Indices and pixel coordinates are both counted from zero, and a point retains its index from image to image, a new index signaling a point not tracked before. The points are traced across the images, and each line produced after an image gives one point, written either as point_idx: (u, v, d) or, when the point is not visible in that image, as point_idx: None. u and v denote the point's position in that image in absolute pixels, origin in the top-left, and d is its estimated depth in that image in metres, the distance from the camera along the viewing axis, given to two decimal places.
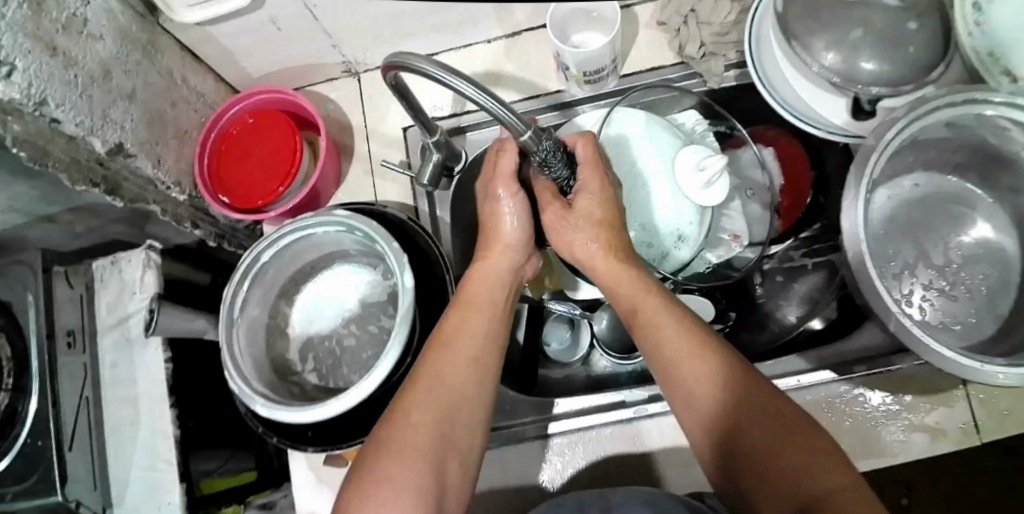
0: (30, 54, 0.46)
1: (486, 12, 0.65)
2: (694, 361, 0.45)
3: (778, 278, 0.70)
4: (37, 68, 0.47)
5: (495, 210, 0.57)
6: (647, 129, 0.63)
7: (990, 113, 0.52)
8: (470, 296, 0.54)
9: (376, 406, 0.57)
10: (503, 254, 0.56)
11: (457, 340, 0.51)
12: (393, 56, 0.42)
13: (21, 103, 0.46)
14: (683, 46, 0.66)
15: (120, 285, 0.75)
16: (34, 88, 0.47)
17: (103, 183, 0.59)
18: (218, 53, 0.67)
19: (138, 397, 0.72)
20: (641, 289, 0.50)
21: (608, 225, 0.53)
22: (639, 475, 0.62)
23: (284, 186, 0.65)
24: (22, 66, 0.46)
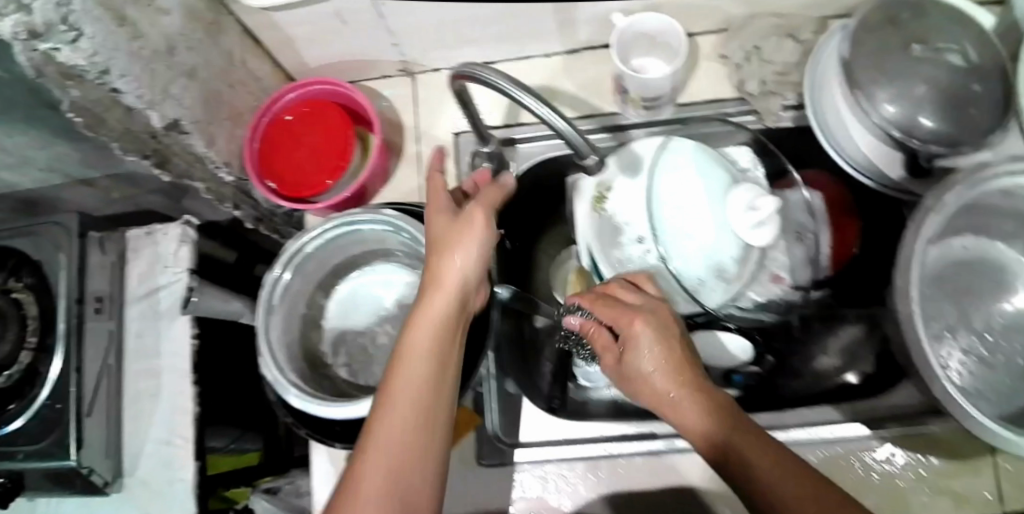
0: (100, 22, 0.47)
1: (551, 26, 0.65)
2: (729, 457, 0.42)
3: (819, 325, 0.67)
4: (104, 37, 0.48)
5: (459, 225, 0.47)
6: (696, 157, 0.61)
7: None
8: (429, 306, 0.47)
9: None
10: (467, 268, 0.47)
11: (410, 364, 0.45)
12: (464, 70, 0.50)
13: (86, 70, 0.48)
14: (743, 82, 0.66)
15: (152, 256, 0.74)
16: (100, 57, 0.48)
17: (153, 156, 0.61)
18: (278, 40, 0.67)
19: (161, 369, 0.72)
20: (688, 406, 0.44)
21: (665, 335, 0.46)
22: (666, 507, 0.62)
23: (332, 180, 0.65)
24: (89, 33, 0.46)
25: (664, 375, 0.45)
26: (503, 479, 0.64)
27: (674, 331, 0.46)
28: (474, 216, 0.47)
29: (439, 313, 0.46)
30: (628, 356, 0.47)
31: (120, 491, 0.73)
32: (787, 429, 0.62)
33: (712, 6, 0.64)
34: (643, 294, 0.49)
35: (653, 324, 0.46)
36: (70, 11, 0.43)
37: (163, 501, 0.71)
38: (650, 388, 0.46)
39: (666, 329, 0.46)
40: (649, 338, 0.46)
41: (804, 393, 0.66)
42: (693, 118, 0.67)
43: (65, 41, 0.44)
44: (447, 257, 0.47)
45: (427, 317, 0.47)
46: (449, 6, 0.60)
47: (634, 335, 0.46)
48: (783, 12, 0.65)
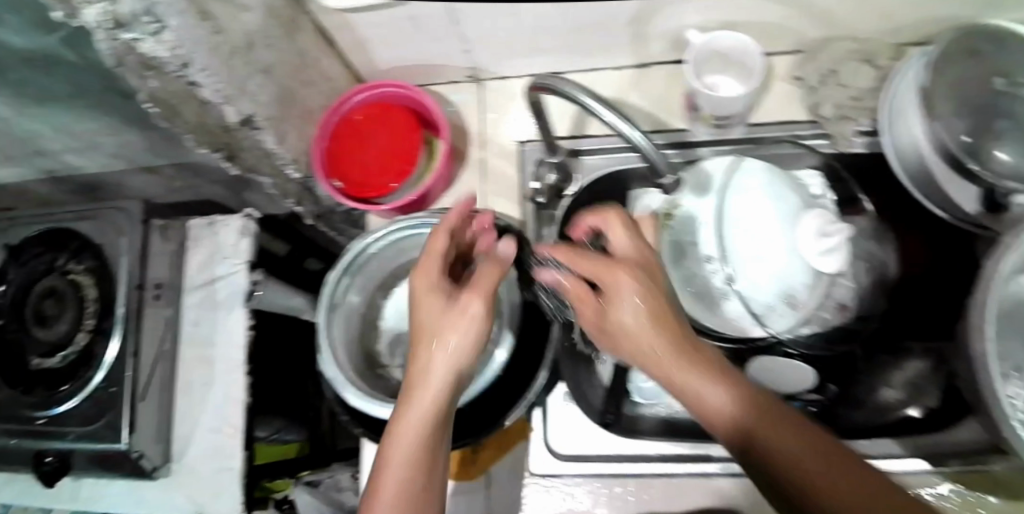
0: (182, 14, 0.47)
1: (625, 40, 0.65)
2: (738, 424, 0.41)
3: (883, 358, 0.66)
4: (187, 29, 0.48)
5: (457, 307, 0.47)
6: (770, 180, 0.60)
7: None
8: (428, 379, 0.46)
9: (486, 406, 0.60)
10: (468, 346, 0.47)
11: (408, 438, 0.45)
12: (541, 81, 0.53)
13: (167, 62, 0.48)
14: (819, 105, 0.67)
15: (211, 247, 0.75)
16: (182, 49, 0.48)
17: (223, 149, 0.61)
18: (351, 41, 0.68)
19: (214, 358, 0.73)
20: (684, 368, 0.42)
21: (652, 287, 0.43)
22: None
23: (396, 183, 0.67)
24: (173, 25, 0.47)
25: (648, 331, 0.43)
26: (559, 490, 0.68)
27: (656, 280, 0.44)
28: (471, 305, 0.46)
29: (437, 389, 0.46)
30: (612, 308, 0.44)
31: (167, 475, 0.74)
32: None
33: (789, 28, 0.63)
34: (620, 242, 0.46)
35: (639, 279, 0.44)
36: (154, 3, 0.44)
37: (213, 489, 0.72)
38: (653, 355, 0.43)
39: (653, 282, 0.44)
40: (636, 291, 0.43)
41: (865, 423, 0.67)
42: (767, 139, 0.66)
43: (147, 33, 0.45)
44: (443, 344, 0.46)
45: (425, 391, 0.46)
46: (526, 16, 0.60)
47: (618, 287, 0.43)
48: (860, 38, 0.65)
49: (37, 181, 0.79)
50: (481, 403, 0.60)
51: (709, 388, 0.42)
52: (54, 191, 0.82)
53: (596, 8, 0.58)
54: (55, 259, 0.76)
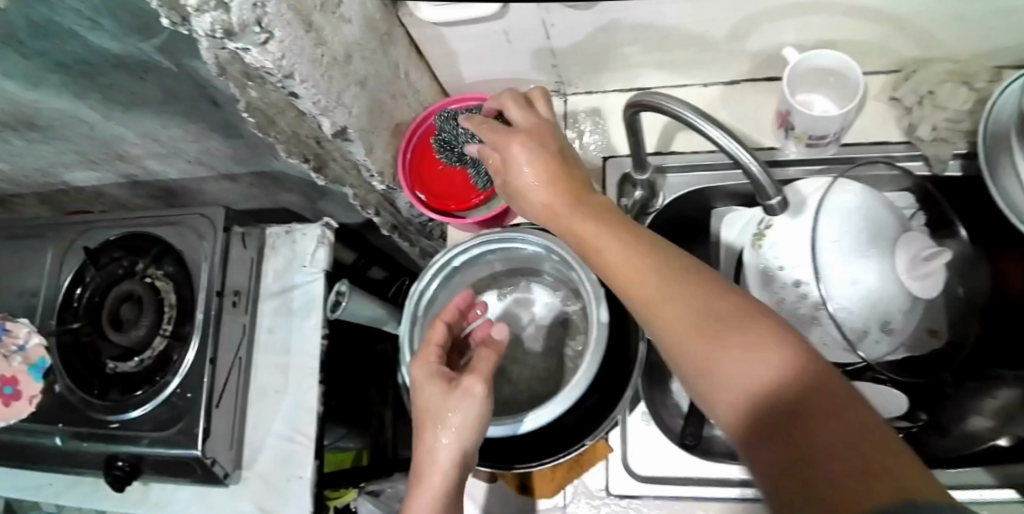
0: (290, 26, 0.48)
1: (718, 56, 0.65)
2: (658, 295, 0.38)
3: (970, 385, 0.64)
4: (294, 41, 0.49)
5: (459, 386, 0.50)
6: (866, 203, 0.60)
7: None
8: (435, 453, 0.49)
9: (570, 428, 0.59)
10: (473, 424, 0.49)
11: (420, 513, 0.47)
12: (646, 96, 0.52)
13: (271, 72, 0.49)
14: (914, 126, 0.65)
15: (289, 255, 0.74)
16: (286, 61, 0.49)
17: (313, 159, 0.65)
18: (441, 53, 0.69)
19: (289, 366, 0.72)
20: (587, 222, 0.44)
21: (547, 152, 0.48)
22: None
23: (479, 199, 0.67)
24: (279, 36, 0.47)
25: (542, 189, 0.47)
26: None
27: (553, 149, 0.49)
28: (473, 386, 0.50)
29: (445, 464, 0.48)
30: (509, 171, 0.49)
31: (238, 484, 0.72)
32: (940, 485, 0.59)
33: (886, 48, 0.63)
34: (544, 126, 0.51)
35: (536, 153, 0.48)
36: (264, 14, 0.44)
37: (282, 499, 0.70)
38: (555, 216, 0.46)
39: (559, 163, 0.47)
40: (527, 150, 0.48)
41: (955, 453, 0.62)
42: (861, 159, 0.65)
43: (255, 43, 0.46)
44: (447, 421, 0.49)
45: (433, 467, 0.49)
46: (620, 31, 0.60)
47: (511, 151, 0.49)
48: (959, 58, 0.64)
49: (114, 184, 0.80)
50: (572, 420, 0.59)
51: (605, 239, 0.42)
52: (132, 194, 0.83)
53: (691, 25, 0.59)
54: (135, 263, 0.78)
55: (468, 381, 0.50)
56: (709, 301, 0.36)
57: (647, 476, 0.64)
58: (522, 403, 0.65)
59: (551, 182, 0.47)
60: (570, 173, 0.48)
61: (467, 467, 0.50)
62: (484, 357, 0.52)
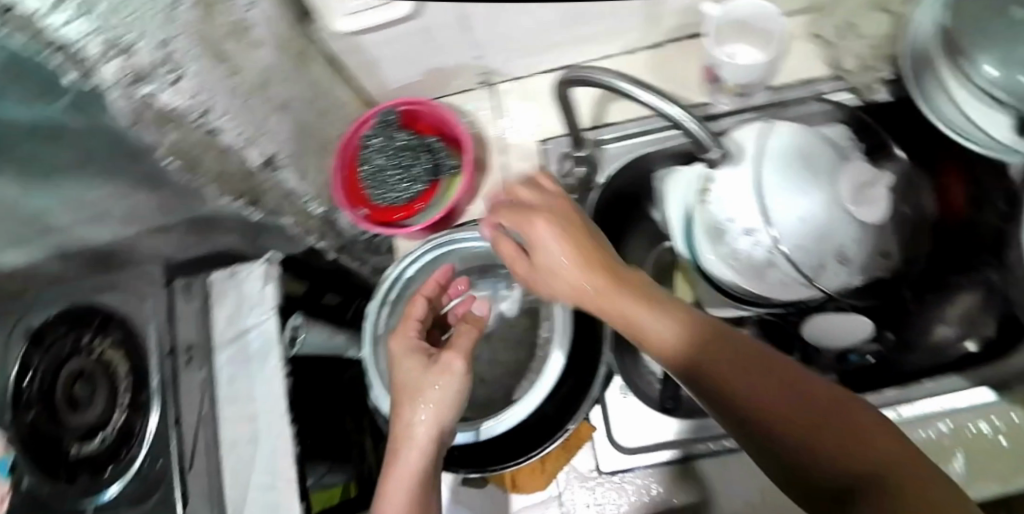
0: (199, 60, 0.47)
1: (637, 24, 0.65)
2: (722, 375, 0.38)
3: (931, 297, 0.66)
4: (205, 76, 0.48)
5: (441, 358, 0.52)
6: (803, 140, 0.59)
7: None
8: (408, 423, 0.50)
9: (551, 416, 0.59)
10: (452, 395, 0.51)
11: (391, 485, 0.49)
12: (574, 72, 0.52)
13: (189, 111, 0.47)
14: (838, 59, 0.66)
15: (238, 298, 0.66)
16: (201, 96, 0.48)
17: (246, 194, 0.59)
18: (360, 65, 0.68)
19: (257, 414, 0.63)
20: (632, 303, 0.42)
21: (579, 233, 0.46)
22: None
23: (423, 204, 0.67)
24: (191, 73, 0.46)
25: (580, 273, 0.45)
26: (634, 486, 0.62)
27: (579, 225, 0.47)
28: (452, 362, 0.52)
29: (421, 435, 0.50)
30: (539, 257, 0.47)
31: None
32: (913, 400, 0.60)
33: None
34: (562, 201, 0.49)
35: (565, 234, 0.46)
36: (172, 51, 0.44)
37: None
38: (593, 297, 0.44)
39: (592, 242, 0.45)
40: (556, 234, 0.46)
41: (925, 367, 0.65)
42: (791, 101, 0.67)
43: (166, 85, 0.44)
44: (425, 391, 0.51)
45: (407, 436, 0.50)
46: (535, 12, 0.60)
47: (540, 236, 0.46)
48: None
49: None
50: (548, 407, 0.58)
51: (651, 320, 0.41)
52: None
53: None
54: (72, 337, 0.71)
55: (449, 356, 0.52)
56: (774, 378, 0.38)
57: (632, 447, 0.62)
58: (499, 401, 0.64)
59: (584, 258, 0.45)
60: (602, 247, 0.46)
61: (444, 439, 0.52)
62: (463, 336, 0.53)
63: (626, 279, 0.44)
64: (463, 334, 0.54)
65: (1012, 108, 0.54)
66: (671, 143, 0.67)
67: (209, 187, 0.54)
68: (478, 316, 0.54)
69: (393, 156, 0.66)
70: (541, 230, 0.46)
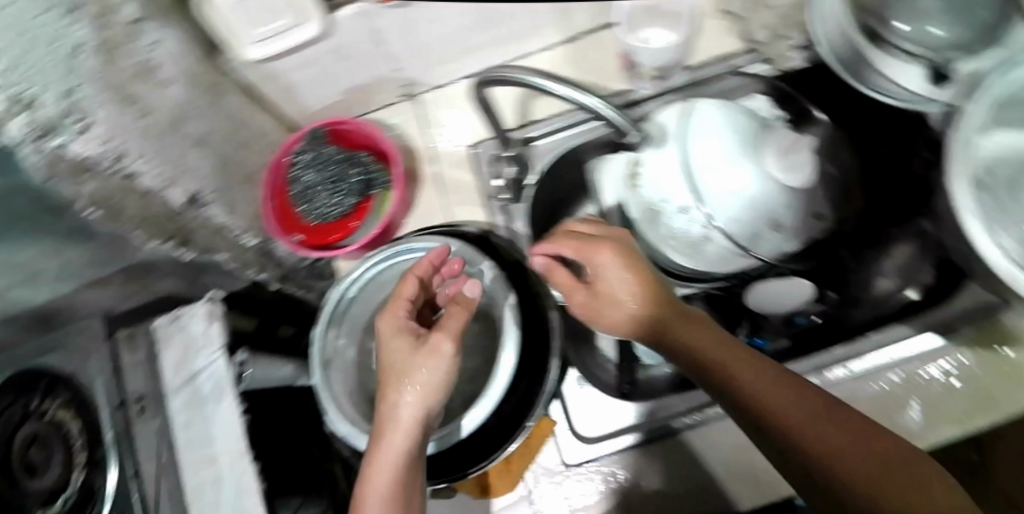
0: (108, 106, 0.45)
1: (551, 21, 0.65)
2: (783, 412, 0.44)
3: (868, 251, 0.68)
4: (118, 121, 0.46)
5: (429, 339, 0.51)
6: (725, 113, 0.58)
7: None
8: (391, 405, 0.50)
9: (507, 416, 0.58)
10: (440, 376, 0.50)
11: (375, 466, 0.48)
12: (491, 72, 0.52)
13: (101, 160, 0.45)
14: (751, 32, 0.67)
15: (183, 342, 0.58)
16: (113, 141, 0.45)
17: (176, 236, 0.58)
18: (278, 91, 0.67)
19: (217, 458, 0.54)
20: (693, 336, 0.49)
21: (646, 279, 0.52)
22: None
23: (357, 223, 0.69)
24: (100, 118, 0.44)
25: (644, 308, 0.51)
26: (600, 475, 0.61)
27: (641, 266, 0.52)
28: (440, 345, 0.50)
29: (406, 417, 0.49)
30: (601, 287, 0.53)
31: None
32: (863, 355, 0.61)
33: None
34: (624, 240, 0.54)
35: (627, 268, 0.52)
36: (79, 98, 0.42)
37: None
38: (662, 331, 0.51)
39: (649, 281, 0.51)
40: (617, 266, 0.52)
41: (870, 318, 0.66)
42: (710, 78, 0.67)
43: (74, 135, 0.41)
44: (412, 373, 0.50)
45: (391, 418, 0.49)
46: (445, 19, 0.60)
47: (602, 266, 0.52)
48: None
49: None
50: (505, 407, 0.58)
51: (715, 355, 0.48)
52: None
53: None
54: None
55: (437, 338, 0.51)
56: (831, 420, 0.44)
57: (595, 438, 0.62)
58: (457, 410, 0.63)
59: (645, 294, 0.51)
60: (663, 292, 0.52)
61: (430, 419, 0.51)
62: (454, 316, 0.52)
63: (684, 321, 0.50)
64: (454, 313, 0.53)
65: (926, 59, 0.57)
66: (593, 134, 0.66)
67: (134, 232, 0.53)
68: (470, 295, 0.53)
69: (325, 170, 0.69)
70: (603, 263, 0.52)
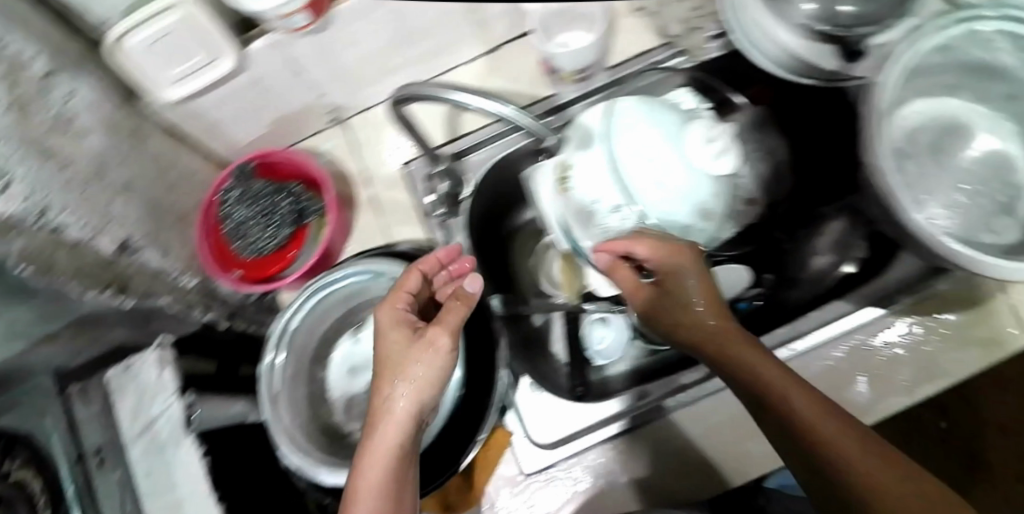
0: (26, 162, 0.45)
1: (470, 35, 0.68)
2: (842, 442, 0.42)
3: (801, 231, 0.70)
4: (36, 176, 0.46)
5: (428, 333, 0.49)
6: (641, 107, 0.56)
7: (987, 28, 0.54)
8: (383, 398, 0.48)
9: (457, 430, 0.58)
10: (435, 368, 0.48)
11: (367, 457, 0.46)
12: (406, 90, 0.52)
13: (25, 216, 0.44)
14: (666, 27, 0.68)
15: (136, 393, 0.56)
16: (36, 196, 0.45)
17: (111, 285, 0.54)
18: (203, 128, 0.68)
19: (182, 503, 0.54)
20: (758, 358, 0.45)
21: (714, 295, 0.48)
22: (739, 435, 0.61)
23: (296, 251, 0.73)
24: (20, 175, 0.44)
25: (713, 319, 0.48)
26: (561, 479, 0.62)
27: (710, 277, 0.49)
28: (436, 339, 0.49)
29: (400, 408, 0.47)
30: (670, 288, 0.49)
31: None
32: (804, 335, 0.61)
33: None
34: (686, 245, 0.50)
35: (702, 278, 0.48)
36: None
37: None
38: (722, 348, 0.47)
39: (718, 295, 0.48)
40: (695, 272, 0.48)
41: (808, 297, 0.68)
42: (631, 76, 0.67)
43: None
44: (408, 364, 0.48)
45: (383, 410, 0.47)
46: (363, 42, 0.62)
47: (676, 270, 0.48)
48: None
49: None
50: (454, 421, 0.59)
51: (781, 378, 0.45)
52: None
53: (426, 11, 0.61)
54: None
55: (437, 331, 0.49)
56: (889, 464, 0.41)
57: (552, 442, 0.62)
58: None
59: (712, 305, 0.48)
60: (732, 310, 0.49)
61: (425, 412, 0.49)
62: (453, 311, 0.50)
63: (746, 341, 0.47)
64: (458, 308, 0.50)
65: (835, 37, 0.58)
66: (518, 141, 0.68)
67: (73, 285, 0.48)
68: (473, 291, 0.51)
69: (257, 204, 0.72)
70: (678, 270, 0.48)
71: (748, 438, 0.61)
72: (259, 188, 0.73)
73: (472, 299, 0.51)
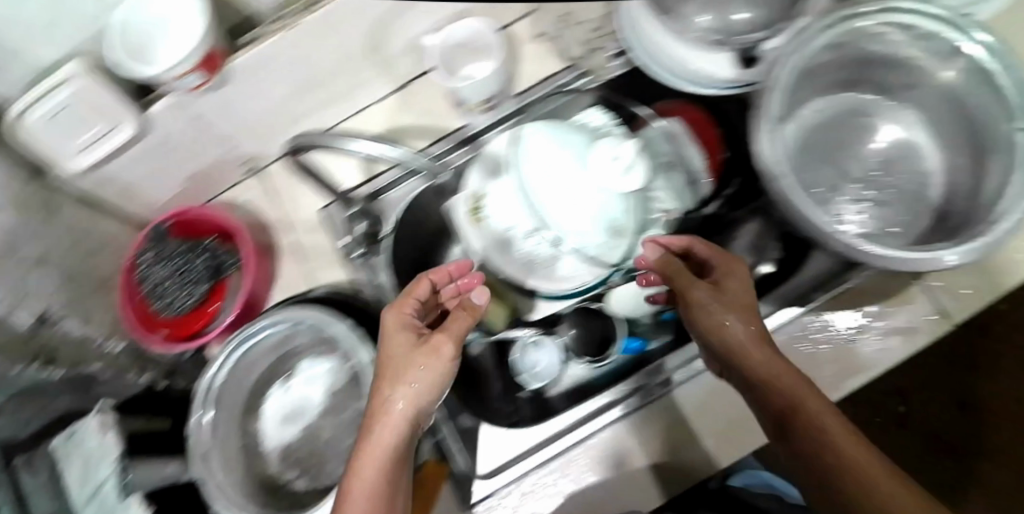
0: None
1: (371, 74, 0.71)
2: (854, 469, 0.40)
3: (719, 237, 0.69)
4: None
5: (434, 338, 0.45)
6: (551, 129, 0.52)
7: (867, 22, 0.53)
8: (379, 405, 0.43)
9: None
10: (439, 377, 0.44)
11: (360, 471, 0.42)
12: (302, 137, 0.57)
13: None
14: (568, 50, 0.72)
15: (62, 470, 0.56)
16: None
17: (39, 357, 0.56)
18: (117, 194, 0.68)
19: None
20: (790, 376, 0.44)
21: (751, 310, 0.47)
22: (679, 447, 0.59)
23: (216, 306, 0.71)
24: None
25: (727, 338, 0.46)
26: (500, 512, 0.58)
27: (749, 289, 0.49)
28: (442, 345, 0.44)
29: (398, 411, 0.43)
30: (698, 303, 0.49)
31: None
32: None
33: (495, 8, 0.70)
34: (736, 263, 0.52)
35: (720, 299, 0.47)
36: None
37: None
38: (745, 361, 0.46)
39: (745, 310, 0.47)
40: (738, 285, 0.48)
41: None
42: (532, 99, 0.69)
43: None
44: (406, 372, 0.43)
45: (384, 413, 0.43)
46: (269, 92, 0.64)
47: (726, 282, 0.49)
48: None
49: None
50: None
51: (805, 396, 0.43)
52: None
53: (326, 47, 0.62)
54: None
55: (443, 338, 0.45)
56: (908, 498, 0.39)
57: (487, 473, 0.60)
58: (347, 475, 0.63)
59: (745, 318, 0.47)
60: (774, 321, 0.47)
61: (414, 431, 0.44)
62: (460, 318, 0.46)
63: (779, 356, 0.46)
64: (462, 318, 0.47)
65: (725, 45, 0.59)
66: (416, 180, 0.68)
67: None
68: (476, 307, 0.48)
69: (172, 264, 0.70)
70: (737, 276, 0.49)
71: (688, 448, 0.59)
72: (170, 247, 0.70)
73: (479, 310, 0.48)
